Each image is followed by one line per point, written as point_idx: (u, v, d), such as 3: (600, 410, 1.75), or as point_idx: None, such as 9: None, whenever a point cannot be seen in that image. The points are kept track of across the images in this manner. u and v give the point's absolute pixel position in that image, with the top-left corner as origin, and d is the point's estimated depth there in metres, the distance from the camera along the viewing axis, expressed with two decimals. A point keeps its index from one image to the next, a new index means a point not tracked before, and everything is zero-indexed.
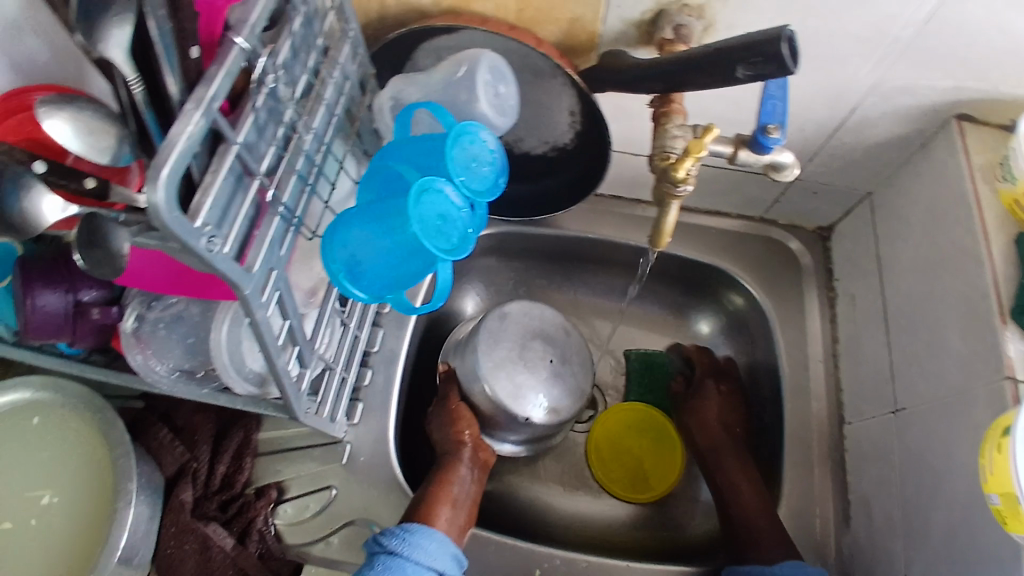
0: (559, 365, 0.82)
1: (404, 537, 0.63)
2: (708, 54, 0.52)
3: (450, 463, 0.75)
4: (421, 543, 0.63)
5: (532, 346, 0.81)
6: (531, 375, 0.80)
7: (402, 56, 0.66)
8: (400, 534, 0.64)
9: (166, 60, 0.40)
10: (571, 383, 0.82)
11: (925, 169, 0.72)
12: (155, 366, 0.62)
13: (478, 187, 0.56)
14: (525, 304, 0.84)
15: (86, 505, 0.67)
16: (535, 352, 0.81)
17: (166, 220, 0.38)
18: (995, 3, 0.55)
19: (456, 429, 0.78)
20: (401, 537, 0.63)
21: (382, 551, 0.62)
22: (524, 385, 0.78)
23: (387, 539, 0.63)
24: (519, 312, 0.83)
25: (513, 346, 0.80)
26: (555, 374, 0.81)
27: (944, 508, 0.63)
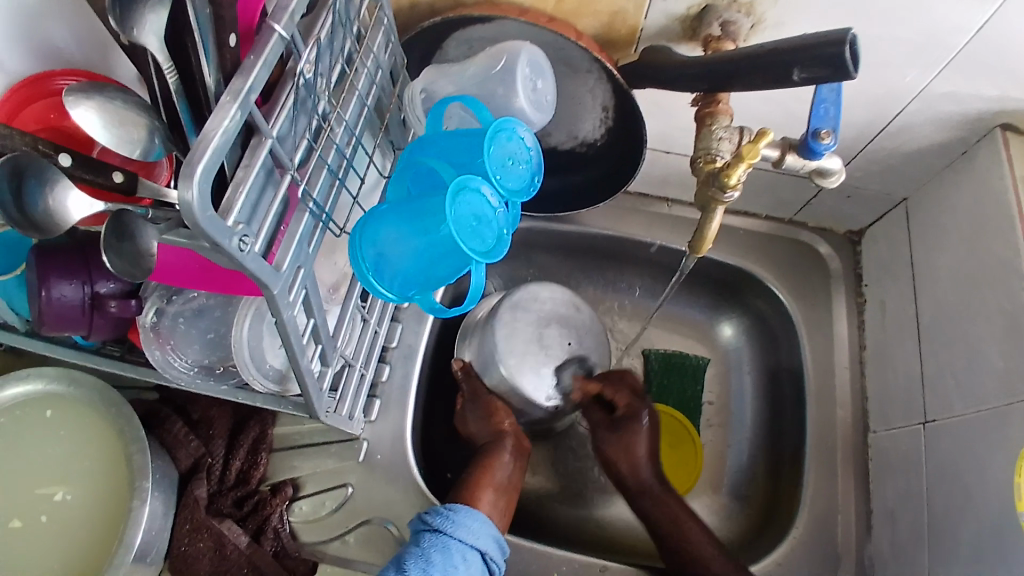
0: (578, 345, 0.81)
1: (449, 515, 0.65)
2: (762, 55, 0.50)
3: (490, 451, 0.76)
4: (464, 521, 0.64)
5: (549, 332, 0.79)
6: (553, 362, 0.79)
7: (432, 45, 0.63)
8: (444, 513, 0.65)
9: (203, 50, 0.38)
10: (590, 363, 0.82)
11: (966, 177, 0.70)
12: (174, 361, 0.61)
13: (514, 187, 0.54)
14: (534, 287, 0.81)
15: (101, 501, 0.66)
16: (553, 338, 0.79)
17: (199, 219, 0.35)
18: None
19: (494, 419, 0.78)
20: (444, 515, 0.64)
21: (427, 529, 0.64)
22: (549, 373, 0.78)
23: (432, 517, 0.64)
24: (529, 299, 0.80)
25: (531, 336, 0.78)
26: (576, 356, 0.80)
27: (974, 526, 0.62)
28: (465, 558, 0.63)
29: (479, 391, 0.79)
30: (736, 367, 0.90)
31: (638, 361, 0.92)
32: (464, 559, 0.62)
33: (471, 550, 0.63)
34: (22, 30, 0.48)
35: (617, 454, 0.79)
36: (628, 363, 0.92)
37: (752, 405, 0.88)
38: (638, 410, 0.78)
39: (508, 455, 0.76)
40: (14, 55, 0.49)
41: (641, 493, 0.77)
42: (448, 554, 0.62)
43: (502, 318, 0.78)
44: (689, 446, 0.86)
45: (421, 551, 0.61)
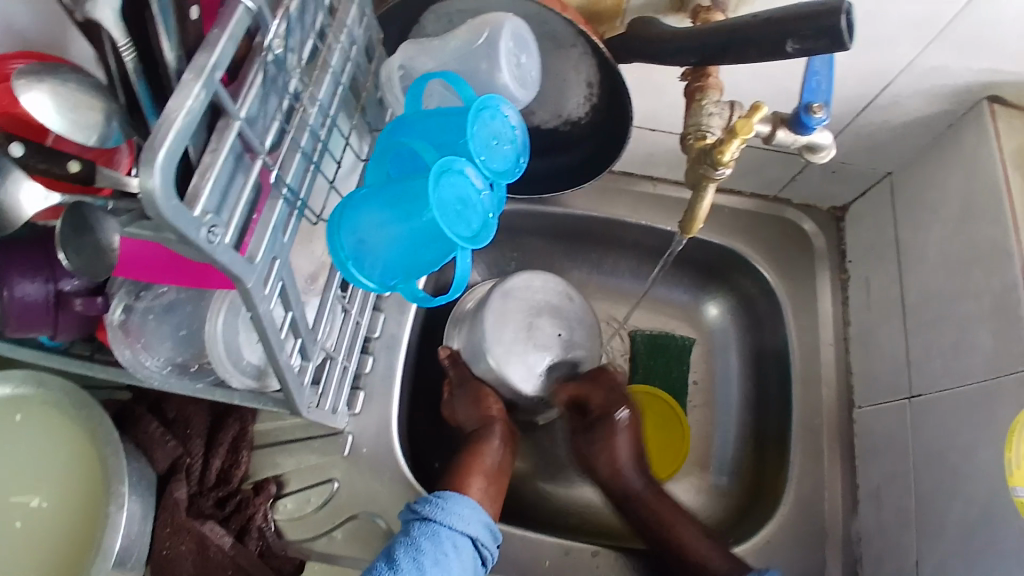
0: (569, 336, 0.81)
1: (438, 503, 0.63)
2: (757, 28, 0.48)
3: (480, 437, 0.74)
4: (455, 508, 0.63)
5: (539, 322, 0.79)
6: (543, 353, 0.79)
7: (409, 20, 0.60)
8: (434, 500, 0.63)
9: (162, 23, 0.35)
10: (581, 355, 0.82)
11: (953, 151, 0.70)
12: (145, 360, 0.57)
13: (499, 168, 0.52)
14: (527, 274, 0.80)
15: (74, 507, 0.63)
16: (543, 328, 0.79)
17: (163, 210, 0.33)
18: None
19: (484, 404, 0.76)
20: (436, 503, 0.63)
21: (418, 517, 0.62)
22: (536, 365, 0.78)
23: (422, 505, 0.63)
24: (522, 286, 0.79)
25: (521, 326, 0.78)
26: (566, 347, 0.80)
27: (962, 499, 0.62)
28: (455, 545, 0.61)
29: (465, 376, 0.78)
30: (722, 346, 0.90)
31: (625, 344, 0.91)
32: (455, 546, 0.61)
33: (462, 537, 0.62)
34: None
35: (596, 459, 0.78)
36: (616, 346, 0.91)
37: (738, 385, 0.88)
38: (613, 412, 0.77)
39: (497, 433, 0.74)
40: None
41: (626, 503, 0.77)
42: (439, 542, 0.60)
43: (489, 311, 0.78)
44: (677, 430, 0.85)
45: (412, 540, 0.60)
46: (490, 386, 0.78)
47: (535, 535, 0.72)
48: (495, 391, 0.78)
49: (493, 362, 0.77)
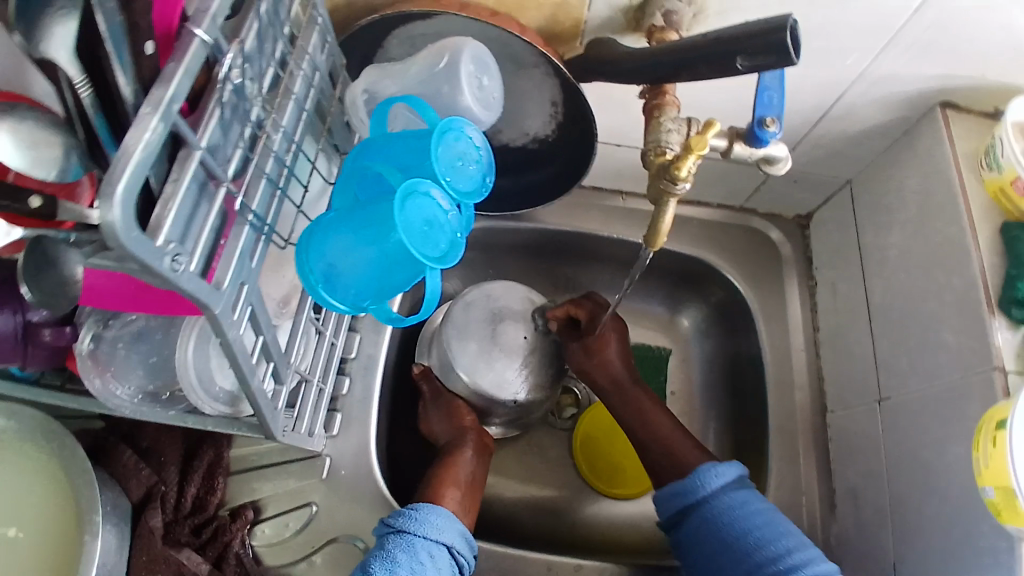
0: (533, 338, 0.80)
1: (411, 515, 0.63)
2: (709, 45, 0.50)
3: (452, 448, 0.75)
4: (428, 515, 0.63)
5: (503, 328, 0.79)
6: (508, 356, 0.78)
7: (372, 45, 0.61)
8: (407, 513, 0.64)
9: (118, 62, 0.36)
10: (546, 363, 0.80)
11: (909, 156, 0.72)
12: (115, 390, 0.57)
13: (465, 188, 0.52)
14: (486, 285, 0.82)
15: (48, 541, 0.62)
16: (508, 332, 0.79)
17: (123, 241, 0.33)
18: None
19: (457, 417, 0.77)
20: (409, 514, 0.63)
21: (393, 531, 0.62)
22: (506, 372, 0.77)
23: (395, 519, 0.63)
24: (483, 297, 0.80)
25: (484, 334, 0.78)
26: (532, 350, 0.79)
27: (933, 495, 0.64)
28: (432, 554, 0.61)
29: (434, 394, 0.79)
30: (697, 354, 0.92)
31: None
32: (430, 556, 0.61)
33: (438, 545, 0.62)
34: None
35: (587, 362, 0.80)
36: None
37: (714, 392, 0.89)
38: (602, 318, 0.80)
39: (470, 440, 0.76)
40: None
41: (613, 396, 0.80)
42: (415, 551, 0.60)
43: (451, 331, 0.79)
44: None
45: (386, 552, 0.59)
46: (463, 400, 0.79)
47: (514, 552, 0.72)
48: (469, 401, 0.80)
49: (465, 377, 0.78)
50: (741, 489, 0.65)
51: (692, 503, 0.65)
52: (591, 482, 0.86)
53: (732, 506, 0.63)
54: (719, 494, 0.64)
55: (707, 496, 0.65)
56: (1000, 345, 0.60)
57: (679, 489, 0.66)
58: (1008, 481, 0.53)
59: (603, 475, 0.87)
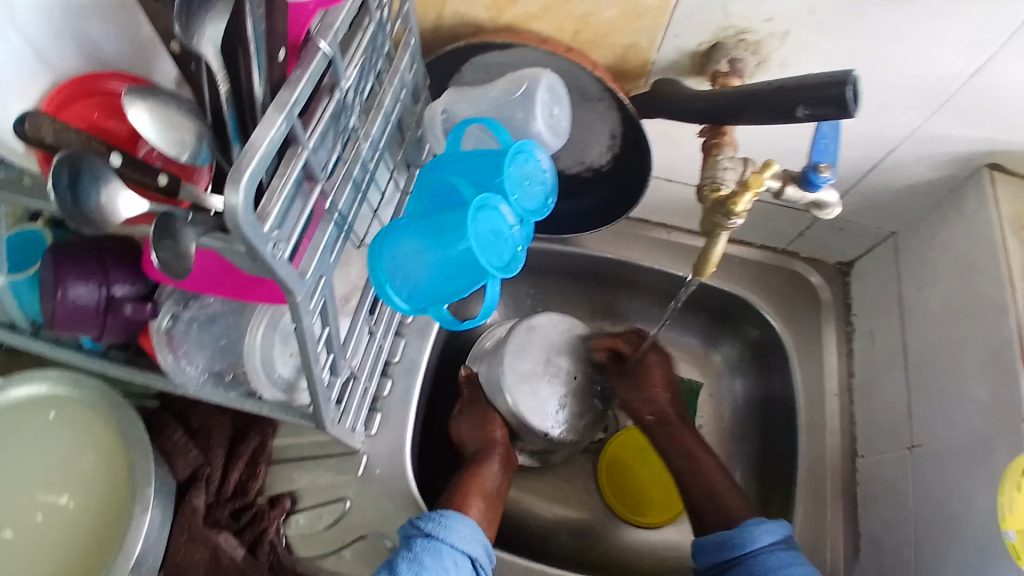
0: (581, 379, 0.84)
1: (440, 521, 0.64)
2: (770, 91, 0.53)
3: (479, 458, 0.76)
4: (456, 525, 0.65)
5: (558, 361, 0.83)
6: (556, 390, 0.82)
7: (452, 69, 0.66)
8: (436, 518, 0.65)
9: (255, 62, 0.39)
10: (590, 400, 0.84)
11: (956, 214, 0.74)
12: (185, 367, 0.61)
13: (530, 207, 0.56)
14: (554, 317, 0.85)
15: (95, 508, 0.65)
16: (560, 366, 0.83)
17: (241, 222, 0.37)
18: None
19: (487, 428, 0.79)
20: (438, 521, 0.64)
21: (422, 534, 0.63)
22: (548, 402, 0.81)
23: (424, 523, 0.64)
24: (545, 325, 0.84)
25: (539, 361, 0.82)
26: (577, 389, 0.83)
27: (960, 550, 0.64)
28: (456, 564, 0.63)
29: (474, 402, 0.82)
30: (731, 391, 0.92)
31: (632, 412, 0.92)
32: (455, 564, 0.63)
33: (464, 556, 0.64)
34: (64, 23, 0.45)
35: (634, 393, 0.84)
36: None
37: (745, 431, 0.90)
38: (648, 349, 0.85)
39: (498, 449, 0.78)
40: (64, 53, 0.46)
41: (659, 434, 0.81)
42: (440, 558, 0.62)
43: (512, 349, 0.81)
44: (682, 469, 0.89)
45: (414, 555, 0.61)
46: (496, 413, 0.81)
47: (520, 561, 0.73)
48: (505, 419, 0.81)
49: (508, 397, 0.79)
50: (789, 549, 0.64)
51: (737, 556, 0.64)
52: (615, 507, 0.87)
53: (773, 566, 0.62)
54: (764, 552, 0.63)
55: (751, 553, 0.64)
56: None
57: (722, 540, 0.65)
58: None
59: (627, 503, 0.88)
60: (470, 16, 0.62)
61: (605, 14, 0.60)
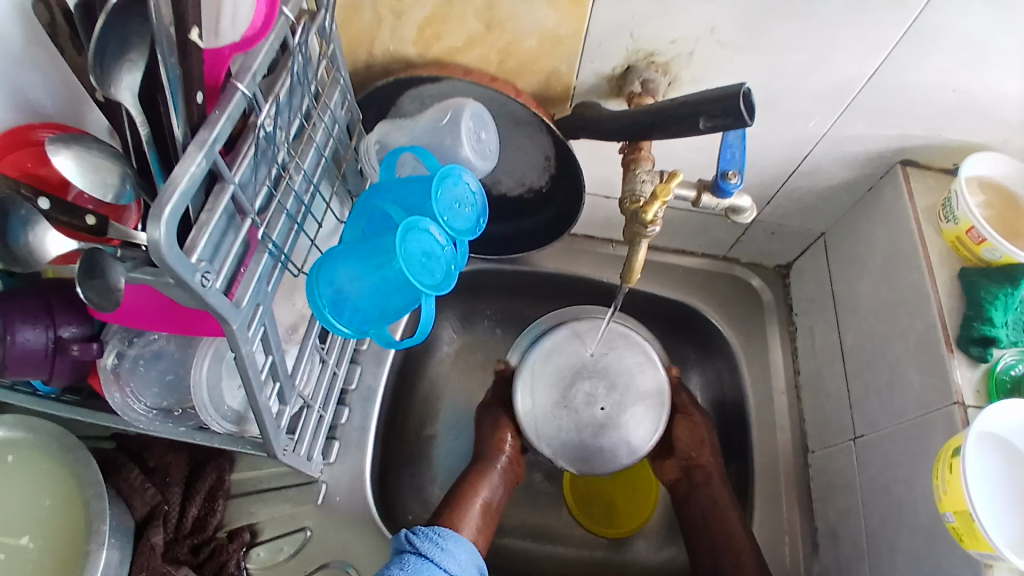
0: (610, 411, 0.82)
1: (437, 542, 0.65)
2: (673, 108, 0.57)
3: (480, 469, 0.79)
4: (452, 547, 0.66)
5: (582, 387, 0.83)
6: (575, 419, 0.81)
7: (387, 103, 0.70)
8: (434, 539, 0.65)
9: (172, 105, 0.41)
10: (618, 434, 0.81)
11: (876, 210, 0.78)
12: (134, 404, 0.62)
13: (461, 227, 0.59)
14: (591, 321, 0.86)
15: (54, 551, 0.65)
16: (582, 393, 0.82)
17: (165, 255, 0.38)
18: (946, 65, 0.62)
19: (498, 437, 0.82)
20: (436, 542, 0.65)
21: (417, 551, 0.63)
22: (558, 431, 0.81)
23: (420, 541, 0.64)
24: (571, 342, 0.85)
25: (560, 385, 0.83)
26: (603, 421, 0.81)
27: (907, 530, 0.66)
28: None
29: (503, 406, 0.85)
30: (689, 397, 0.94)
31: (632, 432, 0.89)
32: None
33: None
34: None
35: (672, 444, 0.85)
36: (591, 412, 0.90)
37: None
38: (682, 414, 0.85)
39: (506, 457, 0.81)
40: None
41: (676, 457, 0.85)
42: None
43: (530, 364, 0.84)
44: (645, 482, 0.91)
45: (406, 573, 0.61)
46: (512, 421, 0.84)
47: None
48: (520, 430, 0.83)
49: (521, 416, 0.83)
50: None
51: None
52: (583, 522, 0.88)
53: None
54: None
55: None
56: (960, 383, 0.64)
57: None
58: (964, 506, 0.57)
59: (592, 517, 0.89)
60: (399, 52, 0.66)
61: (526, 44, 0.64)
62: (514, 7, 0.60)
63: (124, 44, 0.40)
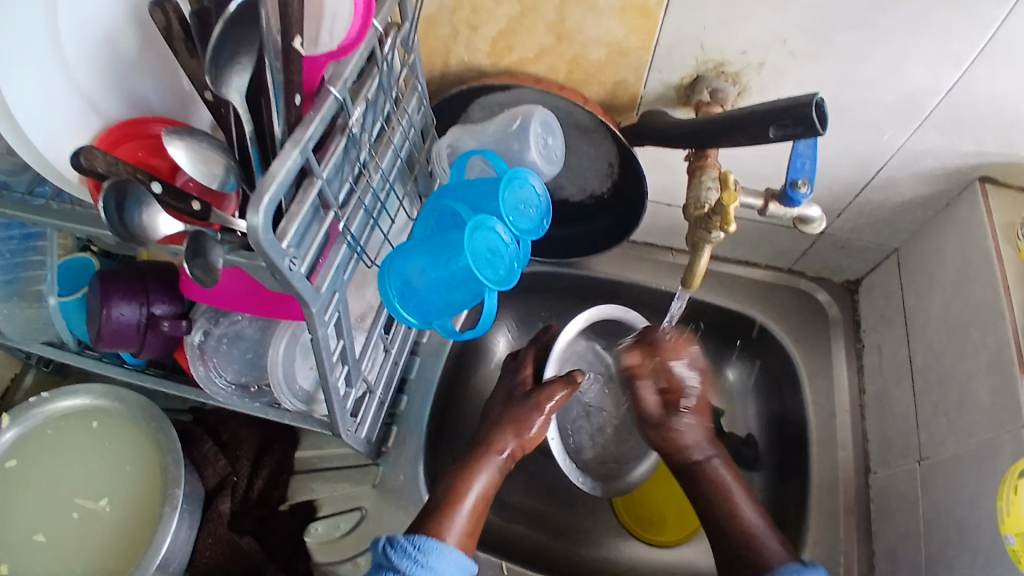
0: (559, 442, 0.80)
1: (416, 559, 0.60)
2: (741, 117, 0.57)
3: (476, 460, 0.72)
4: (432, 565, 0.60)
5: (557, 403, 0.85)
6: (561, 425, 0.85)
7: (459, 111, 0.73)
8: (412, 555, 0.60)
9: (274, 104, 0.45)
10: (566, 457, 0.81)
11: (952, 227, 0.75)
12: (215, 378, 0.67)
13: (525, 227, 0.61)
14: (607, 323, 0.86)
15: (134, 511, 0.71)
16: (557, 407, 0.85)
17: (261, 240, 0.42)
18: None
19: (524, 429, 0.74)
20: (416, 560, 0.60)
21: (393, 569, 0.59)
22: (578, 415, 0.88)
23: (396, 556, 0.60)
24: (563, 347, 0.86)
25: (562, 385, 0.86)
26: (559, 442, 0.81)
27: (968, 559, 0.63)
28: None
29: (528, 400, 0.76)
30: (743, 411, 0.93)
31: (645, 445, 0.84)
32: None
33: None
34: (117, 81, 0.52)
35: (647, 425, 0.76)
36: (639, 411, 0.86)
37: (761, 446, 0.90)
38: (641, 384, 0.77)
39: (507, 454, 0.73)
40: (111, 101, 0.52)
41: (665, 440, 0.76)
42: None
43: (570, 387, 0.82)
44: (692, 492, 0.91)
45: None
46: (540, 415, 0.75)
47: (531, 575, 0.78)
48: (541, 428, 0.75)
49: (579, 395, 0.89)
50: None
51: None
52: (633, 531, 0.88)
53: None
54: None
55: None
56: None
57: None
58: None
59: (644, 523, 0.89)
60: (473, 61, 0.69)
61: (592, 56, 0.65)
62: (581, 20, 0.62)
63: (236, 48, 0.43)
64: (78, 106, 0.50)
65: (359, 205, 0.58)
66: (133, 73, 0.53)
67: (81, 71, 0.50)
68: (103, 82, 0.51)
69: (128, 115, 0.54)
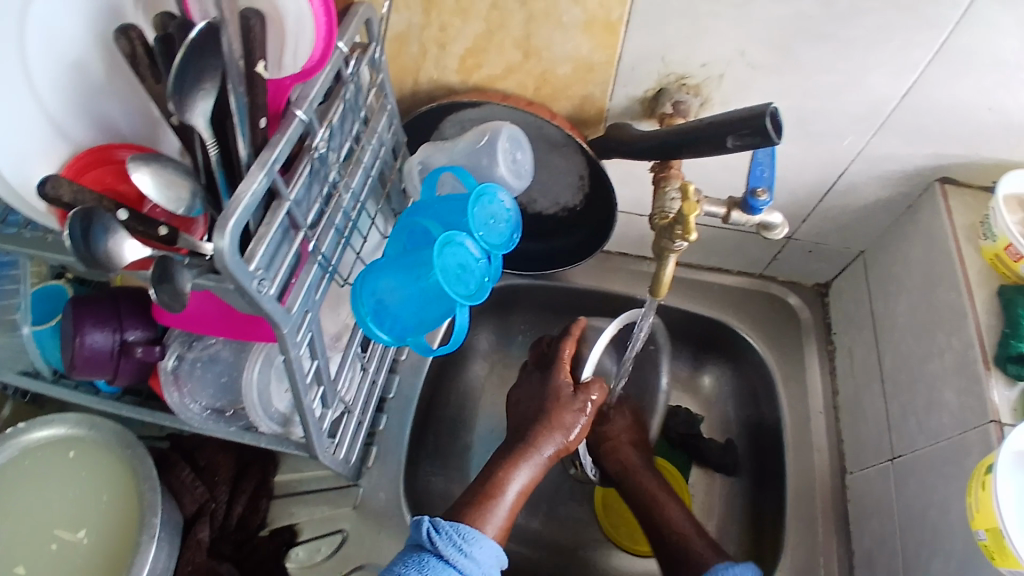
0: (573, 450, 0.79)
1: (462, 548, 0.60)
2: (702, 128, 0.58)
3: (517, 454, 0.72)
4: (473, 555, 0.61)
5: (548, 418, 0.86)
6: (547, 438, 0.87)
7: (430, 128, 0.74)
8: (457, 543, 0.60)
9: (239, 128, 0.46)
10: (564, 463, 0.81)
11: (915, 229, 0.77)
12: (189, 403, 0.67)
13: (496, 242, 0.61)
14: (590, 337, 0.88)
15: (111, 541, 0.70)
16: None
17: (228, 262, 0.42)
18: (980, 85, 0.61)
19: (570, 427, 0.74)
20: (460, 548, 0.60)
21: (437, 554, 0.59)
22: None
23: (444, 542, 0.60)
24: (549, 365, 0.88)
25: None
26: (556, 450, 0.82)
27: (941, 556, 0.64)
28: None
29: (568, 400, 0.75)
30: (721, 416, 0.94)
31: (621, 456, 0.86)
32: None
33: None
34: (83, 107, 0.52)
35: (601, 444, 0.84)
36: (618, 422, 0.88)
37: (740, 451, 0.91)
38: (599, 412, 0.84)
39: (550, 453, 0.73)
40: (78, 126, 0.53)
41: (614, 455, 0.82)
42: None
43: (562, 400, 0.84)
44: None
45: None
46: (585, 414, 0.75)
47: None
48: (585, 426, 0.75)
49: None
50: None
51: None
52: (618, 543, 0.88)
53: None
54: None
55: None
56: (997, 403, 0.63)
57: None
58: (996, 523, 0.56)
59: (630, 535, 0.88)
60: (443, 79, 0.70)
61: (560, 71, 0.67)
62: (549, 37, 0.64)
63: (200, 74, 0.43)
64: (45, 133, 0.51)
65: (330, 225, 0.59)
66: (100, 98, 0.53)
67: (48, 96, 0.50)
68: (69, 108, 0.52)
69: (96, 140, 0.54)
